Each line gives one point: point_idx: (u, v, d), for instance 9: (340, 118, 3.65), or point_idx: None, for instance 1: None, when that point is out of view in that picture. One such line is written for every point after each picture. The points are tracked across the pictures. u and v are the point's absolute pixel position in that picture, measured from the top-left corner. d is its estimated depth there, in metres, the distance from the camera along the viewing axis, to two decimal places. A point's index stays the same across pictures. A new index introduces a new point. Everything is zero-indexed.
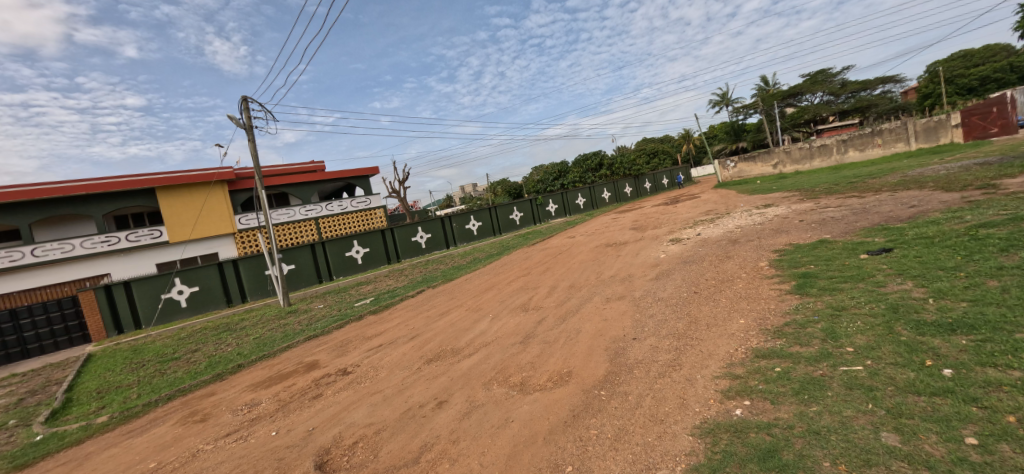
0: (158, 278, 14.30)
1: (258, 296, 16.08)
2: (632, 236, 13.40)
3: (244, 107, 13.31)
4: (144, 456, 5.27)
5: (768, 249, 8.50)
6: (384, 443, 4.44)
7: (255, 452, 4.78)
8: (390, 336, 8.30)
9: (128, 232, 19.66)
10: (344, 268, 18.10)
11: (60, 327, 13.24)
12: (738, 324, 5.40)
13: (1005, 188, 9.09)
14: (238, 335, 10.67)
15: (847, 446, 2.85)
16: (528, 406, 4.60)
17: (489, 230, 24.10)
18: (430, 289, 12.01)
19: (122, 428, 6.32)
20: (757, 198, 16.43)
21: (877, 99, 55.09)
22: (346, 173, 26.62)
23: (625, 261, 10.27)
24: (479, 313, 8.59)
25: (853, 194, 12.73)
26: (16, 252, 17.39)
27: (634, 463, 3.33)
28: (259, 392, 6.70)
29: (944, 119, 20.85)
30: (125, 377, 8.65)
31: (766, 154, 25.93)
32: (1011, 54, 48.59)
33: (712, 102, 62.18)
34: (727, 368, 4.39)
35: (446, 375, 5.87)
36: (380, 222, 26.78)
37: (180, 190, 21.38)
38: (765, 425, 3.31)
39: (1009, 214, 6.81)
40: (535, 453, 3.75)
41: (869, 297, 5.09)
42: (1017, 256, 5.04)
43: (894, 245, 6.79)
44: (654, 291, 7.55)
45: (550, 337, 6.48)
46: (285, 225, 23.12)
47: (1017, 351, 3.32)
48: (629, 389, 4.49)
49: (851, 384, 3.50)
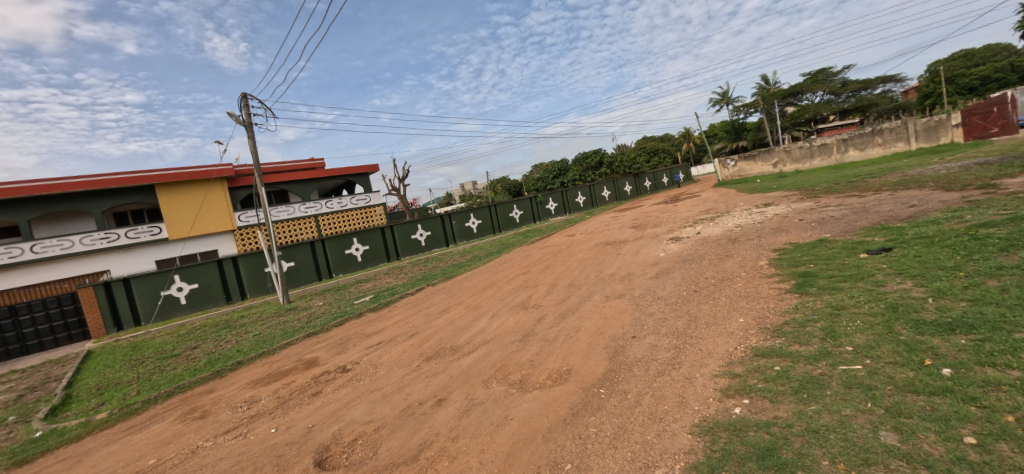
0: (157, 275, 14.29)
1: (258, 293, 16.08)
2: (632, 234, 13.41)
3: (243, 104, 13.26)
4: (144, 452, 5.27)
5: (768, 248, 8.51)
6: (383, 441, 4.45)
7: (254, 448, 4.79)
8: (390, 334, 8.30)
9: (127, 229, 19.65)
10: (344, 265, 18.09)
11: (60, 323, 13.22)
12: (737, 322, 5.41)
13: (1006, 188, 9.08)
14: (237, 332, 10.67)
15: (847, 445, 2.86)
16: (528, 404, 4.61)
17: (489, 228, 24.08)
18: (430, 287, 12.00)
19: (121, 424, 6.33)
20: (756, 197, 16.41)
21: (877, 98, 55.02)
22: (346, 170, 26.58)
23: (625, 259, 10.28)
24: (478, 311, 8.60)
25: (853, 193, 12.71)
26: (15, 248, 17.36)
27: (633, 461, 3.34)
28: (259, 389, 6.71)
29: (945, 118, 20.86)
30: (125, 373, 8.66)
31: (766, 153, 25.89)
32: (1012, 54, 48.49)
33: (713, 101, 62.07)
34: (726, 367, 4.39)
35: (446, 373, 5.88)
36: (380, 219, 26.74)
37: (179, 187, 21.36)
38: (764, 423, 3.32)
39: (1009, 214, 6.80)
40: (534, 451, 3.75)
41: (869, 296, 5.09)
42: (1017, 256, 5.03)
43: (894, 244, 6.79)
44: (653, 289, 7.55)
45: (550, 335, 6.49)
46: (284, 223, 23.11)
47: (1016, 351, 3.33)
48: (628, 387, 4.50)
49: (851, 383, 3.51)
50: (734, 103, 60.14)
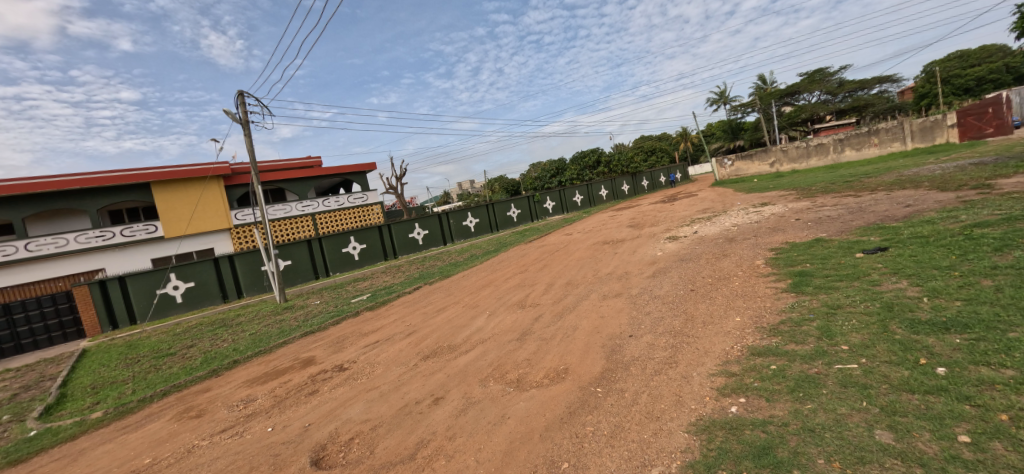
0: (153, 273, 14.21)
1: (254, 292, 16.03)
2: (629, 234, 13.43)
3: (239, 101, 13.20)
4: (139, 451, 5.25)
5: (764, 247, 8.53)
6: (380, 439, 4.44)
7: (251, 448, 4.77)
8: (386, 333, 8.28)
9: (122, 227, 19.53)
10: (341, 264, 18.03)
11: (55, 322, 13.14)
12: (733, 322, 5.42)
13: (1000, 188, 9.14)
14: (233, 331, 10.62)
15: (842, 443, 2.87)
16: (524, 403, 4.61)
17: (487, 227, 24.05)
18: (427, 286, 11.98)
19: (117, 423, 6.30)
20: (754, 196, 16.49)
21: (874, 98, 55.28)
22: (343, 169, 26.50)
23: (623, 259, 10.29)
24: (476, 310, 8.58)
25: (849, 193, 12.78)
26: (9, 246, 17.23)
27: (629, 460, 3.35)
28: (255, 388, 6.68)
29: (940, 119, 20.96)
30: (120, 372, 8.62)
31: (763, 153, 25.97)
32: (1007, 55, 48.84)
33: (711, 101, 62.20)
34: (723, 366, 4.40)
35: (443, 372, 5.87)
36: (377, 218, 26.68)
37: (175, 185, 21.23)
38: (760, 422, 3.33)
39: (1004, 215, 6.84)
40: (531, 450, 3.75)
41: (865, 295, 5.11)
42: (1011, 256, 5.07)
43: (889, 244, 6.82)
44: (650, 288, 7.55)
45: (547, 334, 6.49)
46: (281, 221, 23.04)
47: (1009, 350, 3.35)
48: (625, 386, 4.50)
49: (846, 382, 3.52)
50: (732, 103, 60.26)
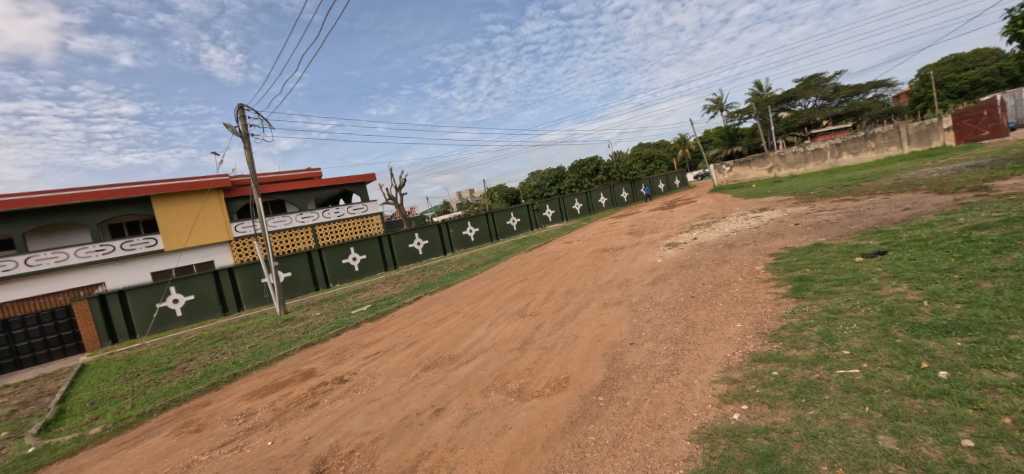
0: (152, 286, 14.16)
1: (254, 304, 15.97)
2: (629, 241, 13.39)
3: (239, 114, 13.30)
4: (139, 467, 5.20)
5: (764, 253, 8.54)
6: (380, 452, 4.40)
7: (251, 462, 4.73)
8: (387, 344, 8.26)
9: (122, 241, 19.56)
10: (341, 275, 18.02)
11: (55, 336, 13.10)
12: (734, 328, 5.41)
13: (997, 190, 9.22)
14: (233, 344, 10.57)
15: (845, 449, 2.85)
16: (526, 413, 4.59)
17: (487, 236, 24.14)
18: (428, 295, 11.98)
19: (115, 439, 6.24)
20: (752, 202, 16.43)
21: (869, 102, 55.87)
22: (343, 180, 26.62)
23: (623, 266, 10.26)
24: (476, 320, 8.55)
25: (847, 198, 12.76)
26: (9, 261, 17.17)
27: (632, 469, 3.33)
28: (255, 402, 6.63)
29: (936, 122, 21.23)
30: (119, 387, 8.56)
31: (761, 159, 26.06)
32: (1000, 59, 49.54)
33: (706, 107, 62.63)
34: (724, 372, 4.39)
35: (444, 382, 5.85)
36: (377, 228, 26.79)
37: (175, 199, 21.31)
38: (762, 429, 3.31)
39: (1002, 216, 6.90)
40: (532, 461, 3.72)
41: (865, 299, 5.12)
42: (1010, 258, 5.09)
43: (888, 248, 6.81)
44: (651, 296, 7.54)
45: (548, 343, 6.47)
46: (281, 233, 23.01)
47: (1011, 353, 3.34)
48: (627, 394, 4.49)
49: (849, 387, 3.51)
50: (728, 108, 60.59)
